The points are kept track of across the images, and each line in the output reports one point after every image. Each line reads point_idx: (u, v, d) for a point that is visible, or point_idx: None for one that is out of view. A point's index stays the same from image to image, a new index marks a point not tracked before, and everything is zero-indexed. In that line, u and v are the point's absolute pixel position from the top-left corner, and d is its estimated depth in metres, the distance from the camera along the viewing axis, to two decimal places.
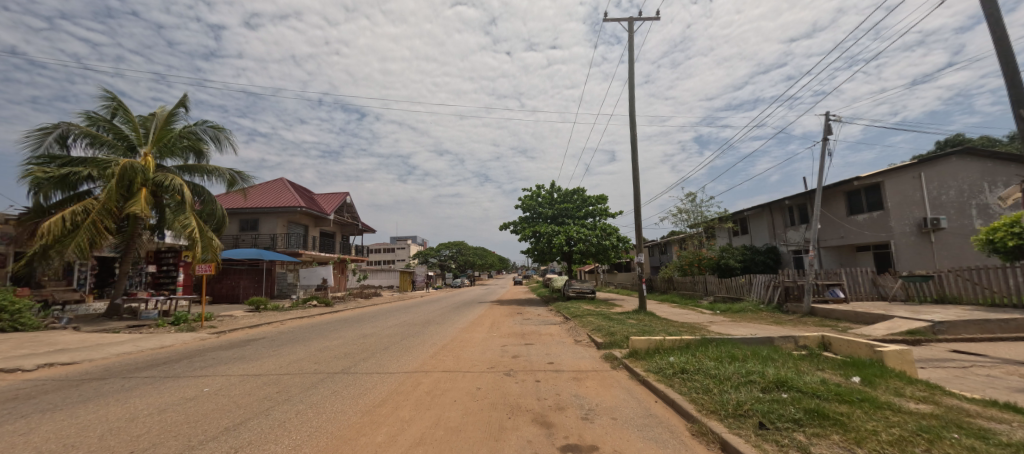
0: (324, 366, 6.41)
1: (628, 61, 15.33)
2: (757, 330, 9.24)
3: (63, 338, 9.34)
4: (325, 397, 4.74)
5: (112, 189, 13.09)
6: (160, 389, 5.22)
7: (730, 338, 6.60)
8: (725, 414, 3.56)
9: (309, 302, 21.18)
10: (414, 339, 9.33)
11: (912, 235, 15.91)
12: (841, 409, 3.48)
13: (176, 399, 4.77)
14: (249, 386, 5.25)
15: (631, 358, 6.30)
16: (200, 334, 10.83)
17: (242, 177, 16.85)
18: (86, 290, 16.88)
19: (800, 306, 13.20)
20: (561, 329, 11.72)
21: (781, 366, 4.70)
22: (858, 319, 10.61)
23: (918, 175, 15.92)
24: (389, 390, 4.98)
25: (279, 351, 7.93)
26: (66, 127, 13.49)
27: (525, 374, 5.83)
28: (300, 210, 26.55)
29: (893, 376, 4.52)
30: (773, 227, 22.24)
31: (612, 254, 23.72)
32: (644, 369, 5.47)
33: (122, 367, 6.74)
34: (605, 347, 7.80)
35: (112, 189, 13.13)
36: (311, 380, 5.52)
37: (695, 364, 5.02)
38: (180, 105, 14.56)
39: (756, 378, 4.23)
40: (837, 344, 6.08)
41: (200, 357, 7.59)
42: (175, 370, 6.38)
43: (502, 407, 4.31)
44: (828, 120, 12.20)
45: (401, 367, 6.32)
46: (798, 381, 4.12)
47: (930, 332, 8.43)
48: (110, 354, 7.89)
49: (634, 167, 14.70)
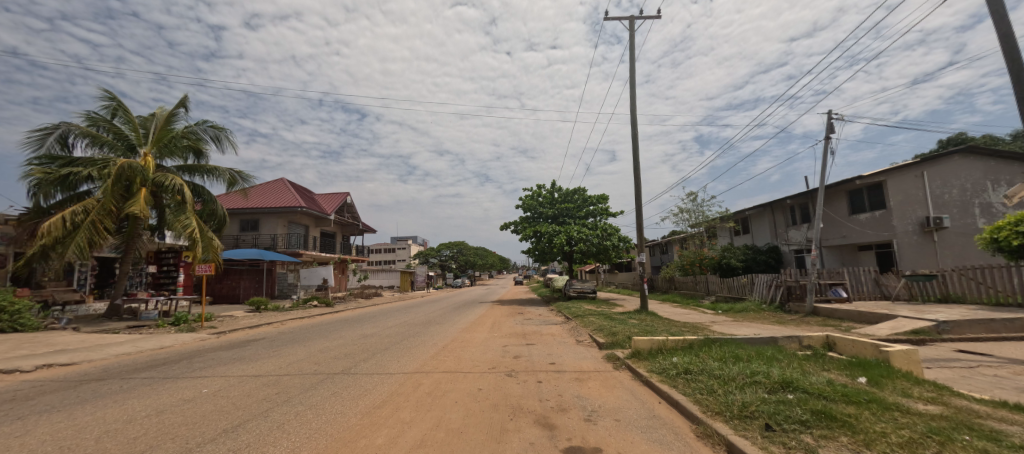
0: (324, 367, 6.37)
1: (629, 60, 15.26)
2: (760, 330, 9.17)
3: (62, 339, 9.30)
4: (325, 398, 4.70)
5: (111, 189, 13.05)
6: (159, 390, 5.19)
7: (734, 338, 6.53)
8: (730, 415, 3.51)
9: (309, 302, 21.14)
10: (414, 340, 9.28)
11: (915, 234, 15.83)
12: (849, 410, 3.43)
13: (175, 400, 4.73)
14: (248, 387, 5.21)
15: (633, 359, 6.25)
16: (199, 335, 10.80)
17: (242, 176, 16.80)
18: (86, 290, 16.86)
19: (802, 306, 13.13)
20: (562, 329, 11.66)
21: (786, 367, 4.65)
22: (861, 319, 10.54)
23: (920, 174, 15.82)
24: (389, 391, 4.93)
25: (279, 352, 7.90)
26: (67, 127, 13.46)
27: (526, 375, 5.78)
28: (300, 210, 26.51)
29: (899, 376, 4.46)
30: (775, 226, 22.16)
31: (613, 253, 23.66)
32: (647, 369, 5.41)
33: (121, 368, 6.70)
34: (607, 348, 7.74)
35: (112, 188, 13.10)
36: (310, 381, 5.47)
37: (699, 365, 4.96)
38: (180, 105, 14.52)
39: (761, 378, 4.17)
40: (842, 344, 6.01)
41: (200, 357, 7.55)
42: (174, 371, 6.35)
43: (504, 408, 4.26)
44: (830, 119, 12.13)
45: (402, 368, 6.28)
46: (804, 382, 4.07)
47: (935, 332, 8.36)
48: (109, 354, 7.86)
49: (635, 167, 14.64)
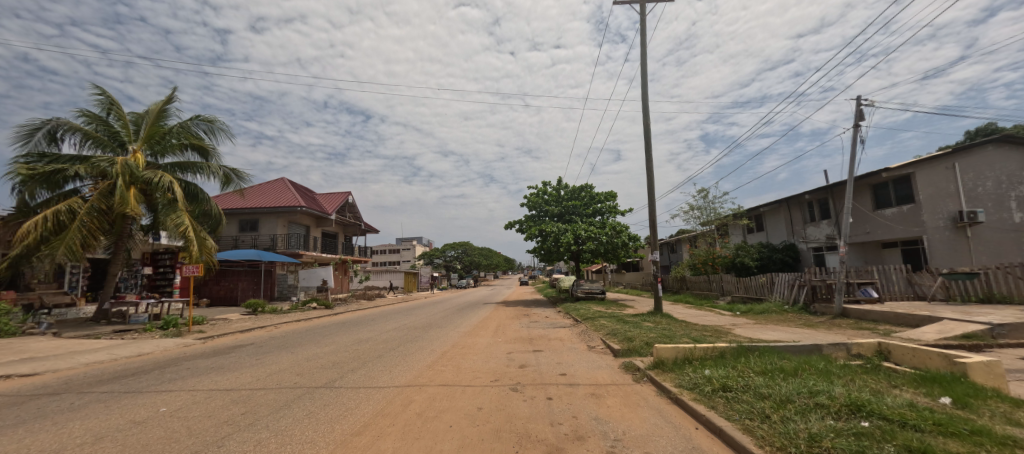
0: (306, 379, 5.66)
1: (640, 47, 14.52)
2: (793, 335, 8.37)
3: (36, 345, 8.69)
4: (295, 421, 3.95)
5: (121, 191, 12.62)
6: (109, 409, 4.50)
7: (770, 346, 5.75)
8: (797, 449, 2.74)
9: (308, 304, 20.56)
10: (410, 346, 8.58)
11: (947, 229, 14.90)
12: (955, 448, 2.62)
13: (122, 423, 4.03)
14: (212, 406, 4.51)
15: (656, 370, 5.44)
16: (184, 340, 10.07)
17: (237, 174, 16.22)
18: (77, 293, 16.29)
19: (830, 307, 12.25)
20: (570, 333, 10.85)
21: (849, 385, 3.83)
22: (900, 322, 9.67)
23: (952, 166, 14.92)
24: (373, 411, 4.21)
25: (263, 360, 7.20)
26: (56, 122, 12.93)
27: (535, 389, 5.02)
28: (300, 209, 25.94)
29: (990, 396, 3.64)
30: (792, 222, 21.27)
31: (621, 252, 22.82)
32: (675, 384, 4.64)
33: (84, 380, 6.05)
34: (623, 355, 6.95)
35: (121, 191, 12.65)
36: (286, 397, 4.77)
37: (739, 380, 4.19)
38: (169, 99, 13.87)
39: (825, 400, 3.39)
40: (899, 352, 5.19)
41: (175, 366, 6.88)
42: (140, 383, 5.67)
43: (507, 436, 3.50)
44: (860, 106, 11.21)
45: (393, 380, 5.54)
46: (880, 405, 3.28)
47: (989, 337, 7.53)
48: (78, 362, 7.22)
49: (647, 160, 13.83)
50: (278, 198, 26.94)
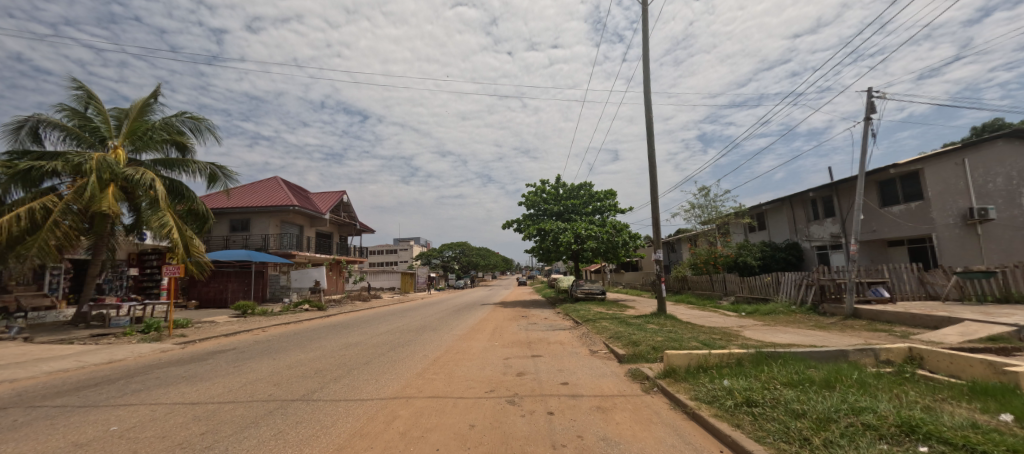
0: (283, 390, 5.17)
1: (643, 39, 14.01)
2: (806, 338, 7.93)
3: (3, 351, 8.15)
4: (260, 443, 3.45)
5: (94, 188, 12.01)
6: (53, 428, 3.98)
7: (793, 352, 5.25)
8: None
9: (301, 306, 19.97)
10: (402, 350, 8.12)
11: (956, 227, 14.53)
12: None
13: (62, 445, 3.53)
14: (170, 424, 3.99)
15: (668, 379, 4.94)
16: (163, 345, 9.57)
17: (224, 173, 15.62)
18: (58, 295, 15.71)
19: (840, 307, 11.82)
20: (571, 336, 10.36)
21: (895, 400, 3.33)
22: (917, 323, 9.25)
23: (961, 161, 14.51)
24: (349, 430, 3.71)
25: (240, 368, 6.69)
26: (37, 119, 12.34)
27: (534, 402, 4.52)
28: (292, 209, 25.39)
29: None
30: (795, 220, 20.88)
31: (622, 252, 22.31)
32: (691, 396, 4.16)
33: (41, 391, 5.53)
34: (628, 361, 6.50)
35: (94, 188, 12.04)
36: (257, 413, 4.26)
37: (765, 393, 3.71)
38: (154, 95, 13.36)
39: (872, 420, 2.92)
40: (935, 358, 4.77)
41: (145, 375, 6.38)
42: (102, 395, 5.16)
43: None
44: (871, 98, 10.76)
45: (378, 391, 5.06)
46: (938, 426, 2.80)
47: (1016, 339, 7.08)
48: (39, 371, 6.67)
49: (649, 156, 13.37)
50: (270, 197, 26.35)
